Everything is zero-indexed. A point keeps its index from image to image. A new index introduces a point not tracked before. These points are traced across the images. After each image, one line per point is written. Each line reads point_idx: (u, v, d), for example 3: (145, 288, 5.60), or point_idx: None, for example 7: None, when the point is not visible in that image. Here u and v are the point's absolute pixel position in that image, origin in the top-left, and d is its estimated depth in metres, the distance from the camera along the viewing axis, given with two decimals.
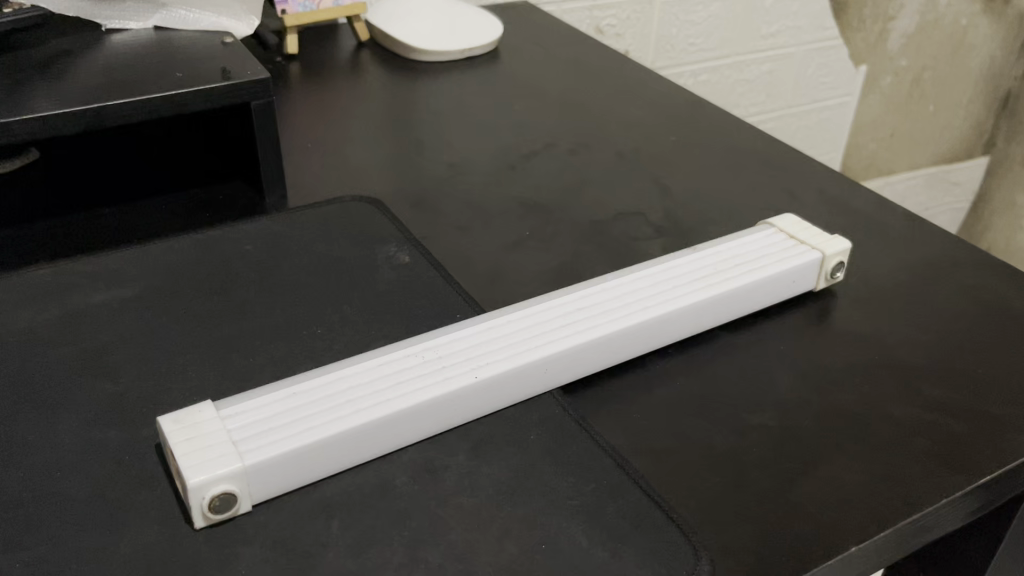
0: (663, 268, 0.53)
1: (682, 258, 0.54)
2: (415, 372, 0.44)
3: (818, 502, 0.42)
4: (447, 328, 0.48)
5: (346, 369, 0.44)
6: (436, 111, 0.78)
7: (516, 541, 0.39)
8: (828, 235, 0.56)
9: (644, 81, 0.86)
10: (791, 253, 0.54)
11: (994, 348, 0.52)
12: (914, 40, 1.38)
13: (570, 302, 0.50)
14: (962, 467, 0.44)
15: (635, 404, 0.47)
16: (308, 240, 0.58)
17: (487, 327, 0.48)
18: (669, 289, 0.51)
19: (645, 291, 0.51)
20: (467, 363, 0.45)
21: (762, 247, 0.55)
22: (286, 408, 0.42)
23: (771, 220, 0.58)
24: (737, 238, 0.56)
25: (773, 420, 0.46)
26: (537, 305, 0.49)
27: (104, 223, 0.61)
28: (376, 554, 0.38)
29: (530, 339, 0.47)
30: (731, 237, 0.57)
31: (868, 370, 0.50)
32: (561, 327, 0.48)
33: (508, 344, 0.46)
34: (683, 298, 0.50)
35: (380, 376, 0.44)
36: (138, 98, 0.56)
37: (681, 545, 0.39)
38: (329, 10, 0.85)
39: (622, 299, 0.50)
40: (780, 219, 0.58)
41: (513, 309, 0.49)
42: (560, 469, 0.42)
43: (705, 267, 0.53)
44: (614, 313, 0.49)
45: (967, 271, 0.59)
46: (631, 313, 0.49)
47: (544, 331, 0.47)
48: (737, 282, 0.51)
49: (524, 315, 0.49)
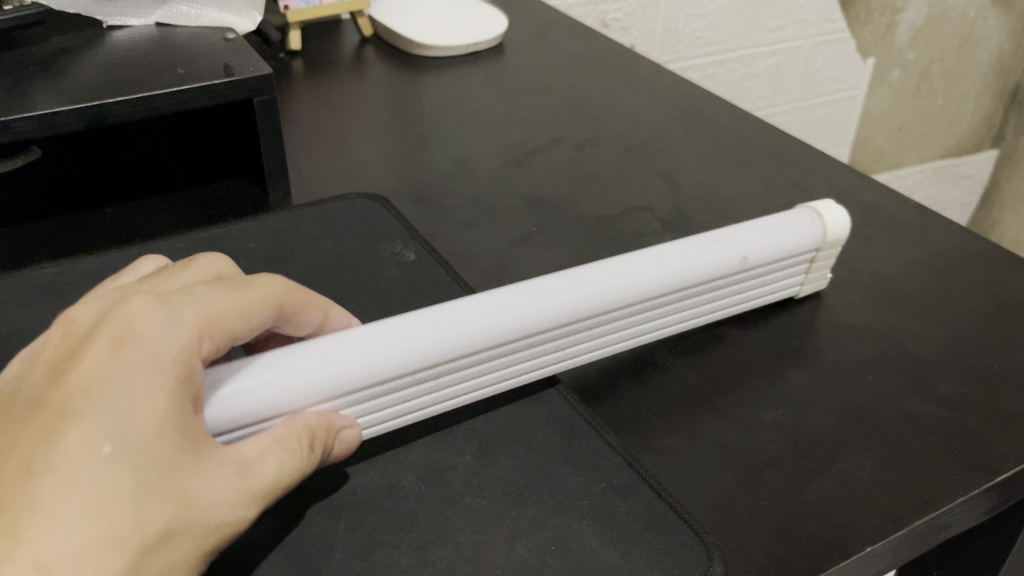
0: (698, 280, 0.47)
1: (719, 277, 0.48)
2: (400, 396, 0.41)
3: (832, 501, 0.41)
4: (474, 340, 0.41)
5: (344, 390, 0.38)
6: (441, 107, 0.78)
7: (525, 542, 0.38)
8: (830, 266, 0.54)
9: (651, 76, 0.85)
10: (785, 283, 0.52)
11: (1009, 342, 0.51)
12: (923, 32, 1.36)
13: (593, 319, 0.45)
14: (979, 466, 0.43)
15: (645, 403, 0.47)
16: (313, 237, 0.58)
17: (501, 350, 0.42)
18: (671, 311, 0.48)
19: (654, 310, 0.47)
20: (453, 390, 0.42)
21: (781, 270, 0.51)
22: (263, 411, 0.37)
23: (834, 231, 0.51)
24: (781, 252, 0.50)
25: (786, 418, 0.46)
26: (562, 326, 0.44)
27: (107, 223, 0.61)
28: (383, 556, 0.37)
29: (519, 368, 0.44)
30: (782, 233, 0.50)
31: (881, 366, 0.49)
32: (553, 355, 0.45)
33: (501, 372, 0.43)
34: (667, 318, 0.48)
35: (369, 396, 0.40)
36: (139, 95, 0.55)
37: (694, 546, 0.38)
38: (333, 6, 0.83)
39: (629, 315, 0.46)
40: (833, 213, 0.52)
41: (541, 328, 0.43)
42: (569, 469, 0.42)
43: (720, 289, 0.49)
44: (604, 337, 0.46)
45: (980, 265, 0.58)
46: (616, 339, 0.47)
47: (539, 360, 0.44)
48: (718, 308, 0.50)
49: (542, 338, 0.43)
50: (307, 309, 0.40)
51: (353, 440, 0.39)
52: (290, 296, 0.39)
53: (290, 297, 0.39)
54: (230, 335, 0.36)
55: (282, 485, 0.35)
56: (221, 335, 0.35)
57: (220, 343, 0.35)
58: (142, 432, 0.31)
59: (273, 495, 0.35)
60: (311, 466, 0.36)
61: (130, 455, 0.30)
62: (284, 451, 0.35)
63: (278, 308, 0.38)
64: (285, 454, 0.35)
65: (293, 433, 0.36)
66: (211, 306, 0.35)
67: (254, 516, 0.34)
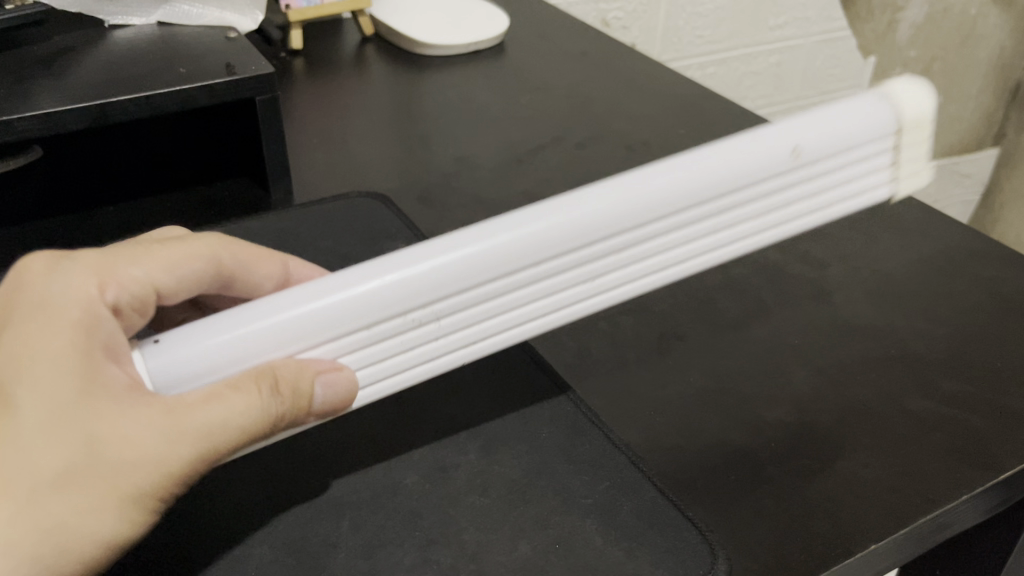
0: (745, 188, 0.37)
1: (775, 178, 0.37)
2: (387, 348, 0.36)
3: (835, 499, 0.41)
4: (453, 272, 0.34)
5: (303, 333, 0.34)
6: (442, 106, 0.78)
7: (528, 541, 0.38)
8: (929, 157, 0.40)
9: (652, 74, 0.85)
10: (871, 183, 0.40)
11: (1011, 340, 0.51)
12: (924, 30, 1.36)
13: (615, 240, 0.36)
14: (983, 463, 0.43)
15: (647, 401, 0.47)
16: (315, 236, 0.58)
17: (501, 281, 0.35)
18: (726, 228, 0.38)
19: (705, 228, 0.38)
20: (456, 338, 0.37)
21: (857, 161, 0.39)
22: (212, 363, 0.34)
23: (901, 97, 0.39)
24: (843, 140, 0.38)
25: (789, 416, 0.46)
26: (580, 250, 0.36)
27: (107, 222, 0.61)
28: (387, 555, 0.37)
29: (535, 309, 0.37)
30: (849, 122, 0.38)
31: (884, 365, 0.49)
32: (576, 292, 0.38)
33: (509, 309, 0.37)
34: (720, 244, 0.39)
35: (347, 347, 0.35)
36: (141, 94, 0.55)
37: (697, 544, 0.38)
38: (334, 5, 0.82)
39: (666, 235, 0.37)
40: (918, 96, 0.39)
41: (545, 254, 0.35)
42: (573, 468, 0.42)
43: (783, 195, 0.38)
44: (643, 268, 0.38)
45: (983, 263, 0.58)
46: (658, 268, 0.38)
47: (560, 290, 0.37)
48: (787, 226, 0.40)
49: (553, 266, 0.36)
50: (256, 267, 0.45)
51: (342, 383, 0.35)
52: (218, 256, 0.43)
53: (226, 252, 0.43)
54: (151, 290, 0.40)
55: (236, 425, 0.34)
56: (135, 289, 0.39)
57: (141, 305, 0.39)
58: (39, 381, 0.33)
59: (228, 429, 0.34)
60: (278, 407, 0.34)
61: (26, 405, 0.33)
62: (240, 393, 0.34)
63: (216, 266, 0.43)
64: (241, 397, 0.34)
65: (251, 373, 0.34)
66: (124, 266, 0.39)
67: (192, 456, 0.34)
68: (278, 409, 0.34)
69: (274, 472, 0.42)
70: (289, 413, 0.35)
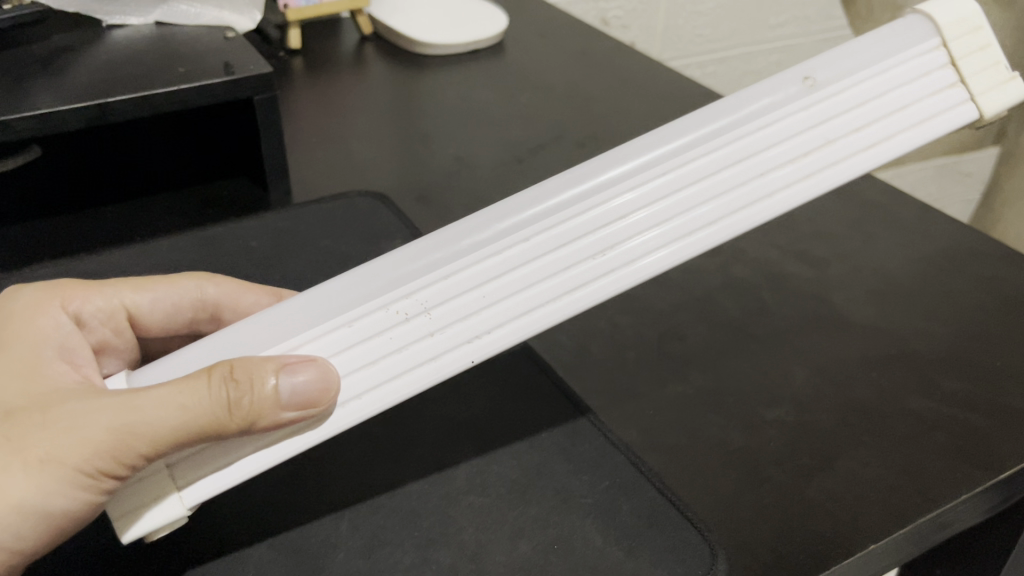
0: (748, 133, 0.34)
1: (789, 118, 0.34)
2: (392, 343, 0.33)
3: (836, 499, 0.41)
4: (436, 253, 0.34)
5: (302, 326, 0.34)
6: (442, 105, 0.77)
7: (529, 540, 0.38)
8: (995, 59, 0.36)
9: (652, 73, 0.85)
10: (937, 106, 0.36)
11: (1012, 340, 0.51)
12: None
13: (612, 199, 0.34)
14: (984, 463, 0.43)
15: (648, 401, 0.47)
16: (314, 235, 0.58)
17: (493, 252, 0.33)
18: (755, 181, 0.34)
19: (725, 184, 0.34)
20: (464, 327, 0.33)
21: (887, 88, 0.35)
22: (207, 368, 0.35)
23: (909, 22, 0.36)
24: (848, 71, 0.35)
25: (789, 415, 0.46)
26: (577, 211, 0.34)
27: (106, 223, 0.61)
28: (387, 555, 0.37)
29: (551, 287, 0.34)
30: (848, 54, 0.35)
31: (884, 364, 0.49)
32: (595, 265, 0.34)
33: (518, 284, 0.33)
34: (764, 198, 0.34)
35: (349, 343, 0.33)
36: (139, 94, 0.54)
37: (697, 544, 0.38)
38: (332, 5, 0.82)
39: (679, 193, 0.34)
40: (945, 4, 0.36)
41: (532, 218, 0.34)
42: (573, 467, 0.42)
43: (811, 137, 0.35)
44: (668, 231, 0.34)
45: (984, 262, 0.58)
46: (689, 230, 0.34)
47: (575, 260, 0.34)
48: (839, 169, 0.35)
49: (551, 227, 0.33)
50: (242, 300, 0.48)
51: (314, 377, 0.32)
52: (189, 292, 0.47)
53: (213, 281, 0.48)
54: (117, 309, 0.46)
55: (175, 408, 0.33)
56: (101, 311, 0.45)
57: (109, 321, 0.45)
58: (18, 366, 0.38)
59: (163, 416, 0.33)
60: (229, 395, 0.32)
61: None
62: (197, 378, 0.33)
63: (196, 300, 0.48)
64: (195, 381, 0.33)
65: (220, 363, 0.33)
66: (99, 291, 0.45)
67: (115, 430, 0.33)
68: (227, 399, 0.32)
69: (273, 473, 0.42)
70: (246, 405, 0.32)
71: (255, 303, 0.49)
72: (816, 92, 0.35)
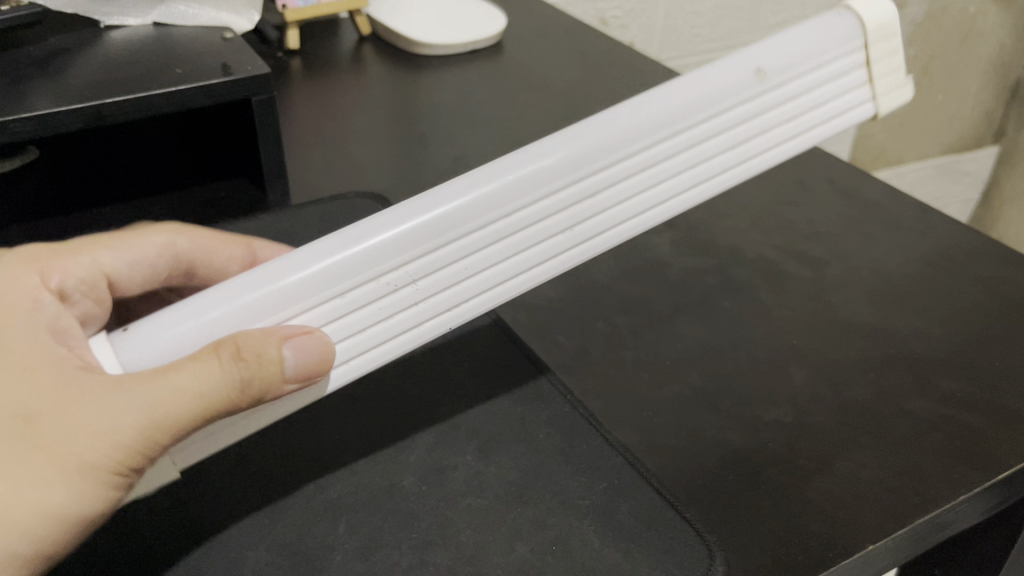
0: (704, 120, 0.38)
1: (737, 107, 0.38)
2: (380, 311, 0.36)
3: (833, 500, 0.41)
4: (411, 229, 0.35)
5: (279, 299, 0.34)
6: (440, 105, 0.77)
7: (527, 542, 0.38)
8: (902, 63, 0.41)
9: (650, 73, 0.85)
10: (847, 103, 0.41)
11: (1011, 340, 0.51)
12: (924, 27, 1.35)
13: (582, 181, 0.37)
14: (982, 463, 0.43)
15: (646, 402, 0.46)
16: (312, 237, 0.58)
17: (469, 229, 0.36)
18: (700, 165, 0.39)
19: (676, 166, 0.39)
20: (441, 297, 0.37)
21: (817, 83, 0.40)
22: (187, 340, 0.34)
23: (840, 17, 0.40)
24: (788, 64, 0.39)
25: (787, 416, 0.46)
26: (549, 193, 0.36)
27: (104, 224, 0.61)
28: (384, 557, 0.37)
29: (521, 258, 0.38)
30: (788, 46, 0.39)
31: (882, 365, 0.49)
32: (563, 240, 0.38)
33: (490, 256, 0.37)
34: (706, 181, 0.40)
35: (342, 313, 0.35)
36: (137, 95, 0.54)
37: (694, 546, 0.38)
38: (330, 5, 0.82)
39: (640, 176, 0.38)
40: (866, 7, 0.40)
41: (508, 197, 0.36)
42: (571, 469, 0.42)
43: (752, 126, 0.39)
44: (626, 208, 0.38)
45: (982, 262, 0.58)
46: (644, 208, 0.39)
47: (547, 236, 0.37)
48: (766, 155, 0.40)
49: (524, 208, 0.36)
50: (216, 252, 0.49)
51: (313, 344, 0.34)
52: (168, 243, 0.47)
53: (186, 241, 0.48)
54: (97, 274, 0.43)
55: (195, 394, 0.33)
56: (81, 275, 0.42)
57: (91, 292, 0.43)
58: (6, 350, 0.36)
59: (183, 402, 0.33)
60: (245, 373, 0.33)
61: None
62: (198, 361, 0.33)
63: (170, 257, 0.47)
64: (199, 364, 0.33)
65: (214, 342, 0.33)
66: (65, 251, 0.42)
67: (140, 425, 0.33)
68: (243, 376, 0.33)
69: (269, 473, 0.42)
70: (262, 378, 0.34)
71: (228, 257, 0.49)
72: (763, 84, 0.38)
